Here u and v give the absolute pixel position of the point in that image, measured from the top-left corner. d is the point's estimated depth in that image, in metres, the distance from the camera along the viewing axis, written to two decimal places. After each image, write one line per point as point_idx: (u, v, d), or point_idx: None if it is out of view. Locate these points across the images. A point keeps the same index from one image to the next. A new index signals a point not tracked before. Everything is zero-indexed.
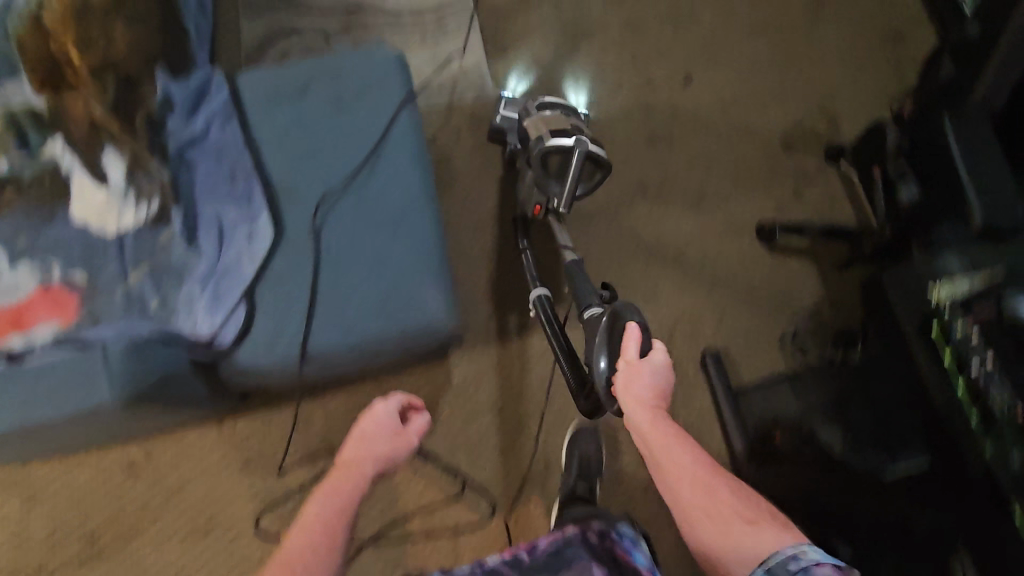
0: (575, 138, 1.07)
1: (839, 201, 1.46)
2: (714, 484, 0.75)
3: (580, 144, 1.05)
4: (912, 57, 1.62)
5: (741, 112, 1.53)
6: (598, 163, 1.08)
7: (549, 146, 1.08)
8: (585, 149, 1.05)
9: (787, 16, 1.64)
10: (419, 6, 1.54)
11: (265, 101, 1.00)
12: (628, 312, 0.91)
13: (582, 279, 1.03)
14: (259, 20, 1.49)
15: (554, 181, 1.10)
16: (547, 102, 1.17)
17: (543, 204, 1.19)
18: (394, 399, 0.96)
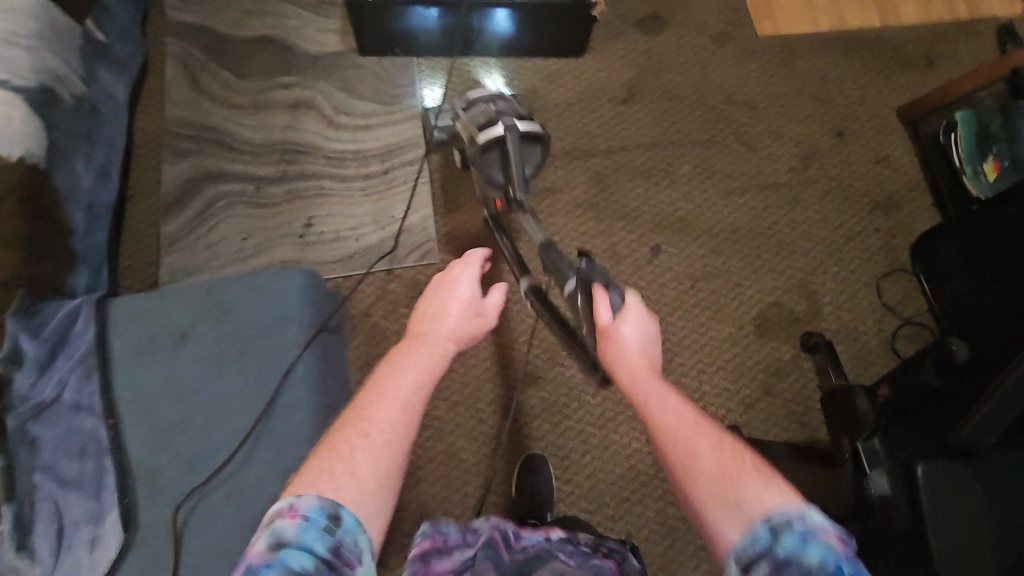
0: (502, 125, 1.04)
1: (810, 400, 1.34)
2: (697, 435, 0.68)
3: (509, 129, 1.03)
4: (903, 227, 1.49)
5: (711, 289, 1.40)
6: (533, 138, 1.08)
7: (483, 143, 1.04)
8: (516, 132, 1.03)
9: (770, 176, 1.50)
10: (365, 150, 1.39)
11: (135, 349, 0.86)
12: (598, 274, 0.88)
13: (553, 255, 0.98)
14: (183, 160, 1.34)
15: (497, 166, 1.07)
16: (471, 89, 1.17)
17: (502, 199, 1.13)
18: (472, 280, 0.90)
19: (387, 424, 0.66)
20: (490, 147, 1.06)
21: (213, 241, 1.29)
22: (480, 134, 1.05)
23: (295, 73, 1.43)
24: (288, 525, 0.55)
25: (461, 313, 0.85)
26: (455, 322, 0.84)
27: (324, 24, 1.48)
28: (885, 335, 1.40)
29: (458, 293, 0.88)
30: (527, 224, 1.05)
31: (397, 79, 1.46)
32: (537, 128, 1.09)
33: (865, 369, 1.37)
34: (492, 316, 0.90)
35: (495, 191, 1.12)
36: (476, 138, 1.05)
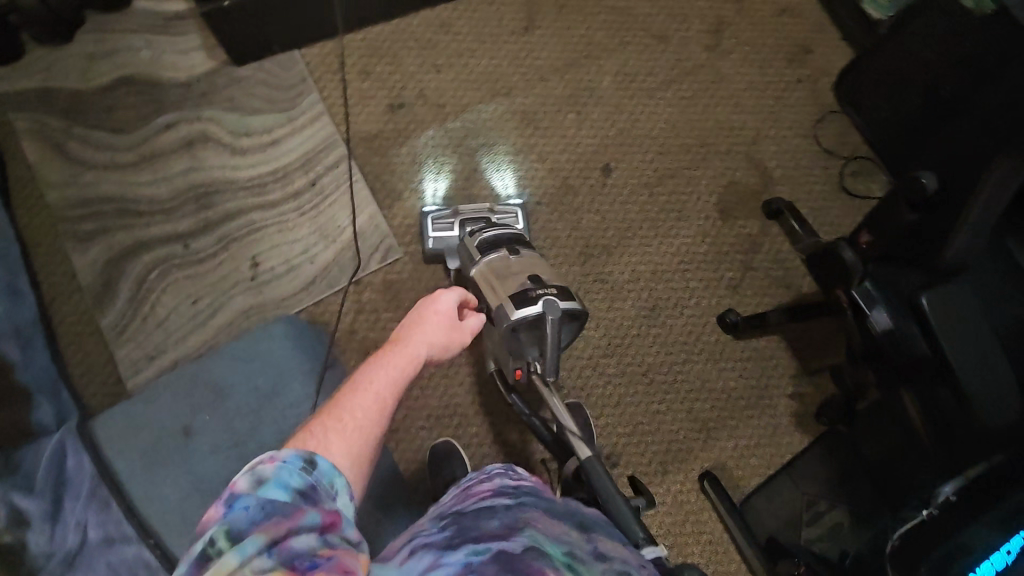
0: (541, 304, 0.95)
1: (789, 263, 1.40)
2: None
3: (550, 310, 0.95)
4: (822, 71, 1.52)
5: (669, 191, 1.41)
6: (571, 316, 0.99)
7: (515, 321, 0.95)
8: (556, 316, 0.94)
9: (689, 60, 1.49)
10: (283, 167, 1.29)
11: (144, 450, 0.81)
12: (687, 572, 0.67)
13: (614, 505, 0.79)
14: (91, 243, 1.20)
15: (534, 348, 0.97)
16: (489, 240, 1.11)
17: (525, 369, 1.01)
18: (457, 292, 0.94)
19: (360, 415, 0.70)
20: (521, 328, 0.96)
21: (162, 315, 1.19)
22: (516, 313, 0.95)
23: (175, 108, 1.28)
24: (267, 467, 0.56)
25: (440, 322, 0.88)
26: (434, 333, 0.86)
27: (183, 43, 1.31)
28: (834, 178, 1.46)
29: (437, 307, 0.90)
30: (554, 404, 0.93)
31: (286, 80, 1.32)
32: (576, 305, 1.00)
33: (825, 216, 1.44)
34: (467, 335, 0.92)
35: (518, 363, 1.00)
36: (510, 316, 0.95)
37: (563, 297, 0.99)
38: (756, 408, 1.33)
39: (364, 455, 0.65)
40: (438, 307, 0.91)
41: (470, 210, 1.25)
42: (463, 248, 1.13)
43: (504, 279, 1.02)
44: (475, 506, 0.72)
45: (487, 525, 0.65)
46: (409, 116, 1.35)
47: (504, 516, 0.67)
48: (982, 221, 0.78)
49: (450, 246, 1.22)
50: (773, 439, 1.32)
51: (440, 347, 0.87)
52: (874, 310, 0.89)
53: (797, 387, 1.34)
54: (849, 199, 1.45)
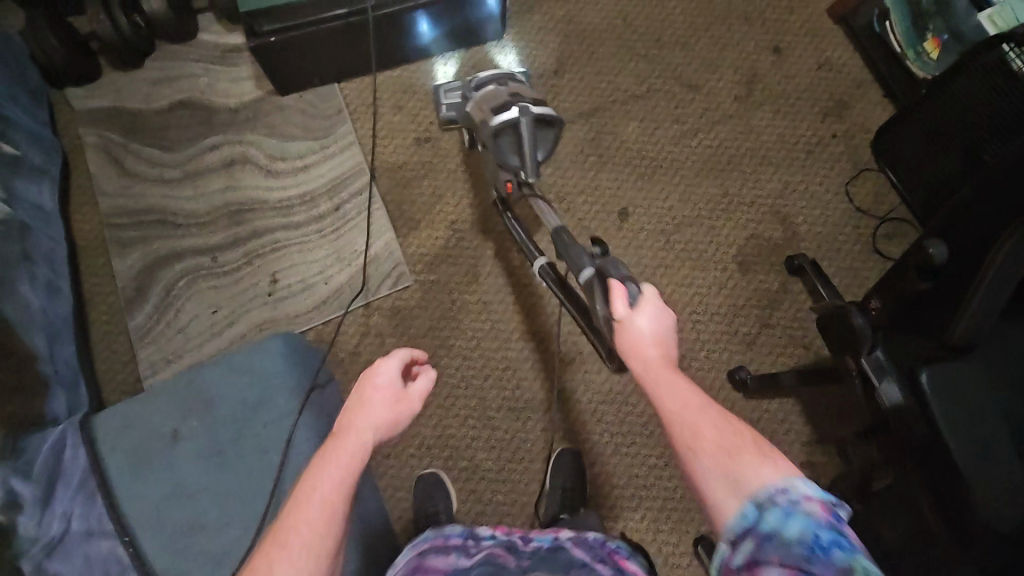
0: (515, 108, 0.95)
1: (809, 322, 1.34)
2: (675, 385, 0.67)
3: (522, 112, 0.94)
4: (860, 128, 1.47)
5: (687, 238, 1.39)
6: (549, 121, 0.96)
7: (495, 124, 0.95)
8: (529, 115, 0.94)
9: (719, 110, 1.47)
10: (311, 191, 1.36)
11: (137, 437, 0.85)
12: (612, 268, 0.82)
13: (566, 245, 0.92)
14: (131, 250, 1.31)
15: (511, 149, 0.96)
16: (484, 79, 1.09)
17: (514, 181, 1.04)
18: (395, 357, 0.79)
19: (305, 536, 0.62)
20: (502, 132, 0.95)
21: (184, 323, 1.27)
22: (495, 118, 0.95)
23: (221, 131, 1.39)
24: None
25: (380, 399, 0.75)
26: (378, 412, 0.74)
27: (235, 73, 1.43)
28: (865, 237, 1.40)
29: (377, 380, 0.76)
30: (541, 205, 1.03)
31: (324, 109, 1.41)
32: (552, 113, 0.96)
33: (854, 277, 1.37)
34: (417, 402, 0.78)
35: (507, 174, 1.04)
36: (489, 122, 0.96)
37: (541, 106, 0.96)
38: None
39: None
40: (377, 378, 0.77)
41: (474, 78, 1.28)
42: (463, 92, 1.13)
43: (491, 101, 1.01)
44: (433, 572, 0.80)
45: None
46: (433, 149, 1.40)
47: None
48: (997, 289, 0.73)
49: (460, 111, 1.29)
50: None
51: (390, 425, 0.74)
52: (883, 383, 0.83)
53: (811, 455, 1.26)
54: (881, 260, 1.39)
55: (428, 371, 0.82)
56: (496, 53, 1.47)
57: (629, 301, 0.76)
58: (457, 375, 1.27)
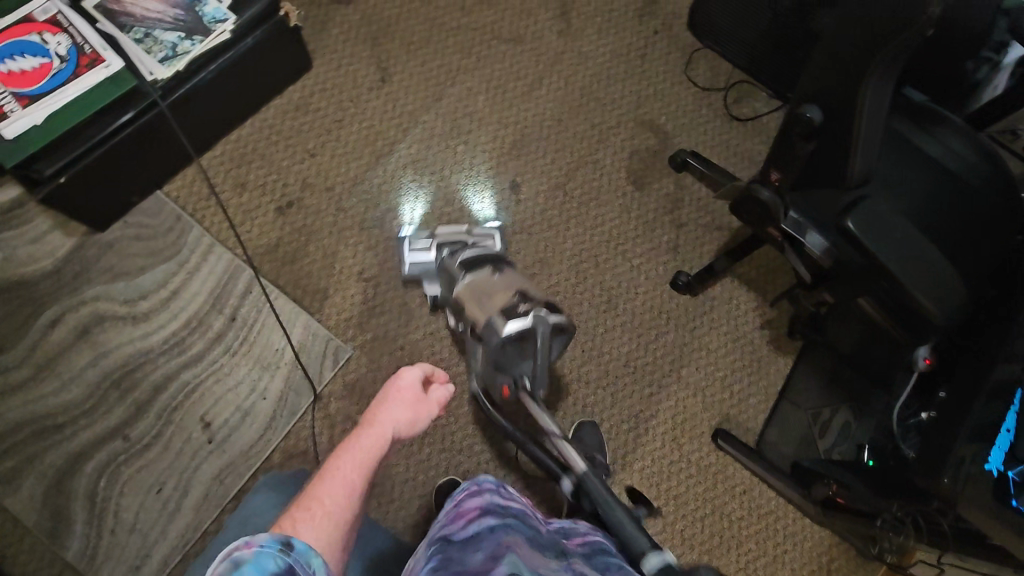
0: (531, 317, 0.98)
1: (714, 205, 1.43)
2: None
3: (539, 321, 0.97)
4: (674, 16, 1.54)
5: (580, 183, 1.41)
6: (559, 328, 1.02)
7: (505, 335, 0.98)
8: (547, 324, 0.97)
9: (549, 50, 1.47)
10: (194, 315, 1.20)
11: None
12: (608, 513, 0.75)
13: (598, 490, 0.80)
14: (22, 478, 1.09)
15: (524, 361, 0.98)
16: (469, 258, 1.14)
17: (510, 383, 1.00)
18: (416, 368, 0.86)
19: (329, 500, 0.67)
20: (509, 342, 0.99)
21: (131, 519, 1.09)
22: (504, 329, 0.98)
23: (52, 301, 1.16)
24: (245, 552, 0.55)
25: (406, 396, 0.81)
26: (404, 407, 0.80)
27: (32, 231, 1.19)
28: (721, 110, 1.50)
29: (402, 382, 0.84)
30: (536, 410, 0.92)
31: (160, 224, 1.23)
32: (563, 319, 1.03)
33: (729, 149, 1.47)
34: (435, 408, 0.84)
35: (504, 377, 1.00)
36: (500, 331, 0.98)
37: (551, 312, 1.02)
38: (738, 351, 1.35)
39: (334, 546, 0.63)
40: (402, 381, 0.84)
41: (448, 232, 1.25)
42: (448, 268, 1.16)
43: (491, 300, 1.05)
44: (464, 531, 0.66)
45: (471, 557, 0.61)
46: (300, 211, 1.28)
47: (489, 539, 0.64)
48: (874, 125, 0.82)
49: (427, 269, 1.23)
50: (763, 372, 1.35)
51: (412, 420, 0.80)
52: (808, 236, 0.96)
53: (767, 316, 1.37)
54: (742, 124, 1.49)
55: (444, 385, 0.89)
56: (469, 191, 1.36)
57: None
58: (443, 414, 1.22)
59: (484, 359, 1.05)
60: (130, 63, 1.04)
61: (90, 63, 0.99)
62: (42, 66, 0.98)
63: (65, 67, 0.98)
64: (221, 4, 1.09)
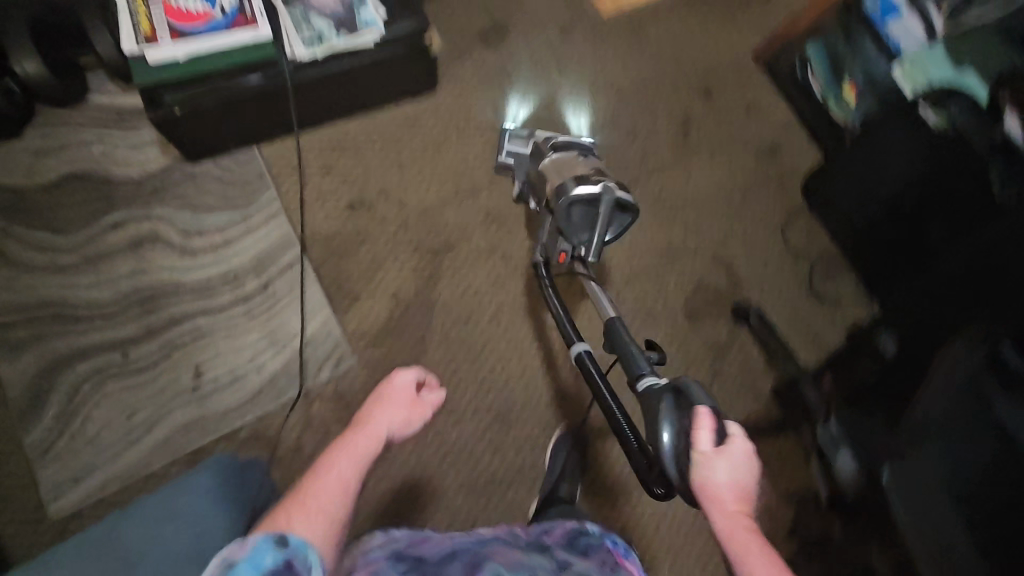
0: (601, 185, 1.03)
1: (759, 367, 1.36)
2: (737, 531, 0.62)
3: (608, 192, 1.02)
4: (791, 171, 1.51)
5: (636, 291, 1.38)
6: (625, 206, 1.06)
7: (574, 196, 1.03)
8: (614, 197, 1.02)
9: (658, 157, 1.47)
10: (234, 269, 1.24)
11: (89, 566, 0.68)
12: (693, 396, 0.79)
13: (627, 350, 0.97)
14: (21, 352, 1.14)
15: (582, 230, 1.08)
16: (563, 144, 1.18)
17: (567, 253, 1.11)
18: (411, 369, 0.86)
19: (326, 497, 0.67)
20: (576, 204, 1.05)
21: (93, 432, 1.12)
22: (575, 189, 1.03)
23: (124, 205, 1.24)
24: (240, 551, 0.58)
25: (398, 401, 0.81)
26: (396, 410, 0.81)
27: (137, 138, 1.28)
28: (802, 278, 1.45)
29: (395, 384, 0.83)
30: (593, 290, 1.09)
31: (243, 176, 1.29)
32: (630, 200, 1.07)
33: (795, 319, 1.41)
34: (428, 411, 0.85)
35: (564, 244, 1.10)
36: (567, 191, 1.04)
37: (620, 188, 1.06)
38: None
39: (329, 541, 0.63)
40: (394, 383, 0.84)
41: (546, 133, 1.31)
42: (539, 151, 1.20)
43: (570, 169, 1.10)
44: (441, 550, 0.78)
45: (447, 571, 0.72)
46: (369, 213, 1.31)
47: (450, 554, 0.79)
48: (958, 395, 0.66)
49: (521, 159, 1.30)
50: None
51: (404, 422, 0.81)
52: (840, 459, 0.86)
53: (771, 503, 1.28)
54: (818, 300, 1.44)
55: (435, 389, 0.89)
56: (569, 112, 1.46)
57: (714, 439, 0.70)
58: (412, 457, 1.22)
59: (548, 228, 1.14)
60: (277, 35, 1.10)
61: (242, 23, 1.05)
62: (202, 13, 1.05)
63: (221, 19, 1.05)
64: (377, 13, 1.16)
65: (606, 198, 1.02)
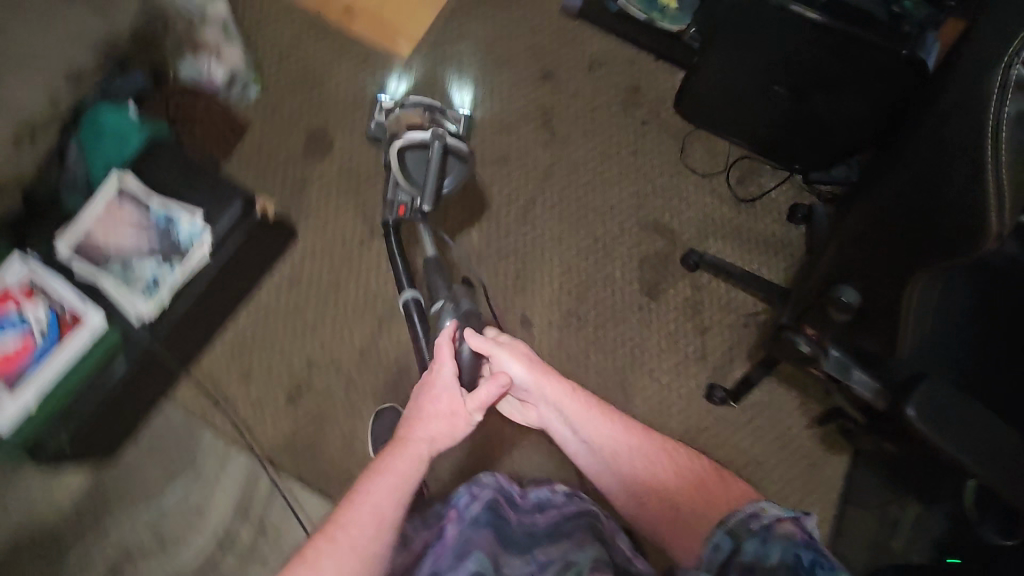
0: (431, 133, 1.11)
1: (737, 300, 1.35)
2: (596, 419, 0.87)
3: (438, 138, 1.11)
4: (659, 101, 1.47)
5: (593, 304, 1.34)
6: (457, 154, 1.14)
7: (405, 142, 1.12)
8: (443, 143, 1.10)
9: (536, 166, 1.41)
10: (222, 530, 1.15)
11: None
12: (433, 270, 1.11)
13: (437, 271, 1.11)
14: None
15: (419, 177, 1.12)
16: (411, 103, 1.26)
17: (407, 204, 1.16)
18: (447, 362, 0.86)
19: (358, 530, 0.71)
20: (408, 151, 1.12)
21: None
22: (409, 134, 1.12)
23: (76, 542, 1.12)
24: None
25: (441, 402, 0.83)
26: (442, 403, 0.83)
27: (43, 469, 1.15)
28: (725, 195, 1.43)
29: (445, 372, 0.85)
30: (427, 237, 1.17)
31: (171, 438, 1.18)
32: (464, 147, 1.15)
33: (741, 235, 1.40)
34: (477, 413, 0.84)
35: (404, 196, 1.14)
36: (402, 138, 1.12)
37: (453, 139, 1.14)
38: (788, 456, 1.29)
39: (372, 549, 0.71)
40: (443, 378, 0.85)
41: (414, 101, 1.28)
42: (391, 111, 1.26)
43: (413, 121, 1.19)
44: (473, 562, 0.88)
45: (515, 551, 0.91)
46: (312, 395, 1.22)
47: (456, 547, 0.83)
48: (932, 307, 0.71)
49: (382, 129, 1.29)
50: (818, 478, 1.28)
51: (452, 420, 0.82)
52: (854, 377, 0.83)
53: (813, 412, 1.30)
54: (750, 206, 1.42)
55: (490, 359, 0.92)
56: (455, 82, 1.43)
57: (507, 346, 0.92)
58: None
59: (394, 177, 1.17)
60: (111, 309, 1.00)
61: (71, 328, 0.97)
62: (24, 343, 0.95)
63: (47, 339, 0.95)
64: (194, 219, 1.04)
65: (435, 143, 1.10)
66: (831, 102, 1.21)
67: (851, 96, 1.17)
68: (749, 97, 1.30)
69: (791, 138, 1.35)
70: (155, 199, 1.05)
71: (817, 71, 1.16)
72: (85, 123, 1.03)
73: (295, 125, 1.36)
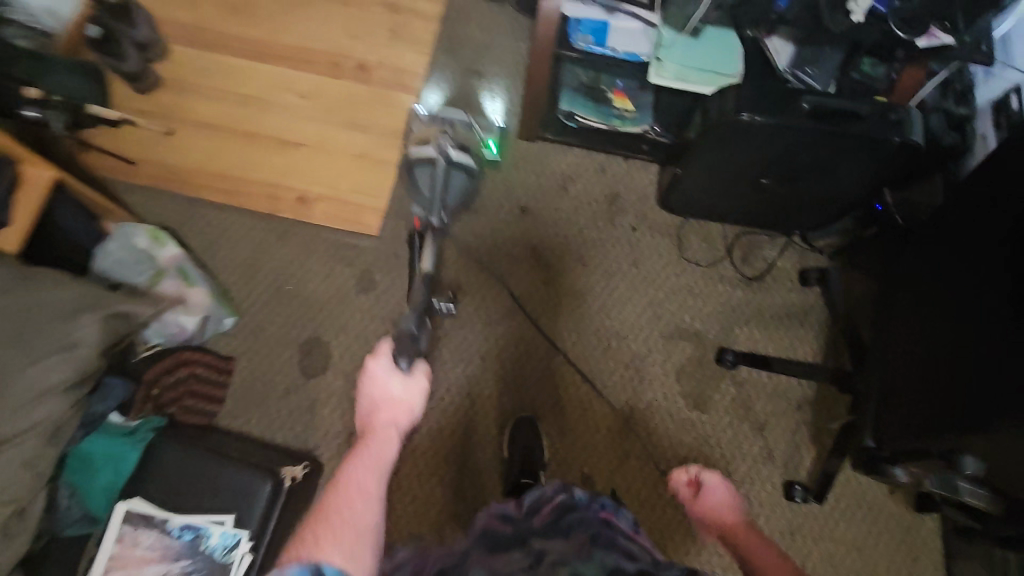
0: (438, 147, 1.20)
1: (781, 385, 1.32)
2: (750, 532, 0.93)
3: (442, 153, 1.20)
4: (642, 202, 1.43)
5: (644, 434, 1.28)
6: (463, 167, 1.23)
7: (414, 153, 1.22)
8: (446, 157, 1.19)
9: (543, 307, 1.34)
10: None
11: None
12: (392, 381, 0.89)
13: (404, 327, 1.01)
14: None
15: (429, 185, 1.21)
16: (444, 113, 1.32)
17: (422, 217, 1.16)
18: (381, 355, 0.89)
19: (347, 510, 0.75)
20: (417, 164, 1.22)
21: None
22: (418, 148, 1.22)
23: None
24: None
25: (384, 395, 0.88)
26: (394, 386, 0.88)
27: None
28: (734, 278, 1.39)
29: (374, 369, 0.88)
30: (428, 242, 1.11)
31: None
32: (471, 162, 1.23)
33: (764, 317, 1.37)
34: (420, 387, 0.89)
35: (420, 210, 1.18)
36: (410, 149, 1.24)
37: (459, 154, 1.22)
38: (882, 532, 1.25)
39: (355, 550, 0.71)
40: (373, 370, 0.88)
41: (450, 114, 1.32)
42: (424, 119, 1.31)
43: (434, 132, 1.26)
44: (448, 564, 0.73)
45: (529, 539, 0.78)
46: None
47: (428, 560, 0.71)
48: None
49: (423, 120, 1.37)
50: (917, 545, 1.24)
51: (407, 410, 0.88)
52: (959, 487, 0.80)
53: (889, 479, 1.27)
54: (764, 283, 1.39)
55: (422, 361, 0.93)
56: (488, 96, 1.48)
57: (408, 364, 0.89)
58: None
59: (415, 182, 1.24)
60: None
61: None
62: None
63: None
64: (224, 524, 0.93)
65: (439, 158, 1.19)
66: (821, 176, 1.18)
67: (848, 173, 1.16)
68: (735, 188, 1.28)
69: (785, 213, 1.34)
70: (173, 515, 0.93)
71: (810, 161, 1.14)
72: (71, 462, 0.94)
73: (285, 346, 1.26)
